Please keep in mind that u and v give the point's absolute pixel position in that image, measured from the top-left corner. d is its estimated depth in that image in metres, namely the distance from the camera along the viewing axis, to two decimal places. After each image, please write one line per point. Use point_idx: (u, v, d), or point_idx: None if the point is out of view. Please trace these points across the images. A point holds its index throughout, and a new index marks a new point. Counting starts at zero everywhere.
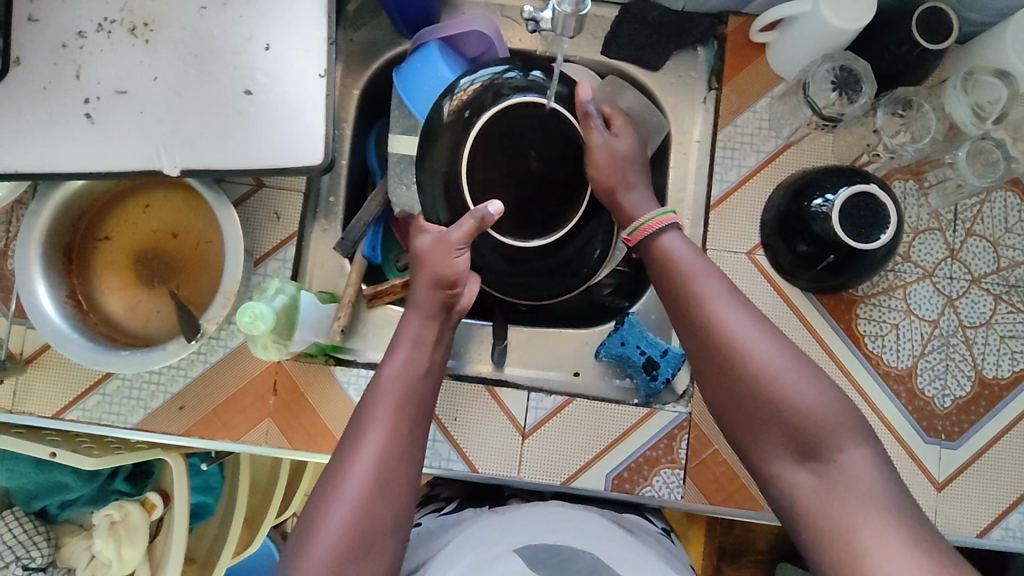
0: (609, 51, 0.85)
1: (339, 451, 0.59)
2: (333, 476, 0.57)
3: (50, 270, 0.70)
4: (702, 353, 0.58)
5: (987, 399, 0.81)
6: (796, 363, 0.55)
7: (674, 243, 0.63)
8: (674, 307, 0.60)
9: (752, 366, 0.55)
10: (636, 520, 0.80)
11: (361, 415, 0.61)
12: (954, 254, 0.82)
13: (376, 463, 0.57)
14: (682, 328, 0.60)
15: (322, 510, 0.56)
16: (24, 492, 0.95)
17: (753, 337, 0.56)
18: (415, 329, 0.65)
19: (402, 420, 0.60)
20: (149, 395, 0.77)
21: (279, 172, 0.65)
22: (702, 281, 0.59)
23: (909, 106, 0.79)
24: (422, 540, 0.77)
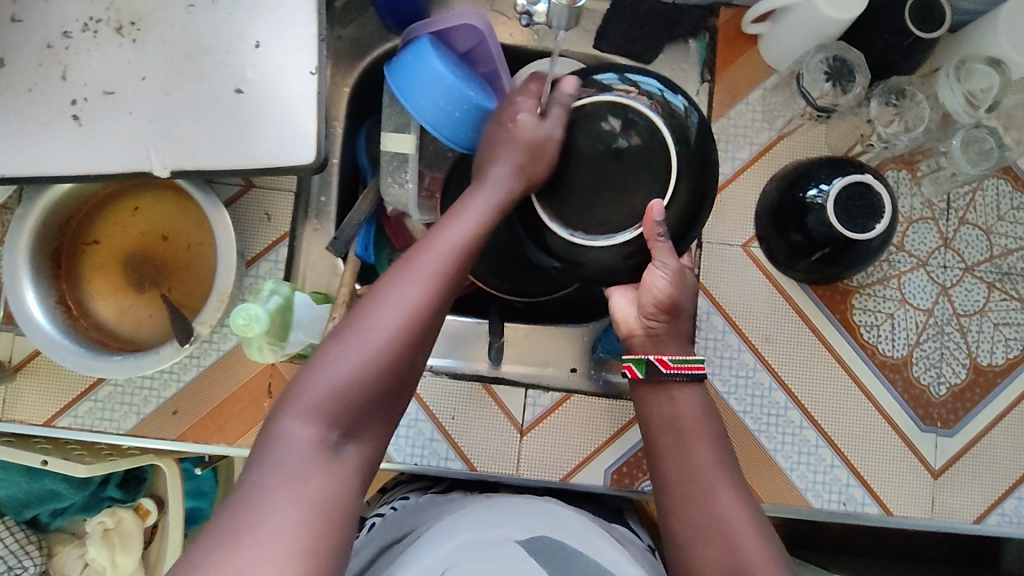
0: (600, 45, 0.84)
1: (372, 293, 0.55)
2: (373, 302, 0.54)
3: (38, 276, 0.69)
4: (694, 527, 0.59)
5: (982, 386, 0.82)
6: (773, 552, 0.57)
7: (693, 397, 0.63)
8: (671, 475, 0.61)
9: (739, 551, 0.57)
10: (624, 533, 0.77)
11: (413, 256, 0.57)
12: (948, 243, 0.83)
13: (422, 314, 0.54)
14: (676, 487, 0.61)
15: (351, 338, 0.53)
16: (15, 501, 0.94)
17: (746, 526, 0.58)
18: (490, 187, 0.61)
19: (455, 277, 0.57)
20: (142, 400, 0.76)
21: (273, 171, 0.64)
22: (707, 458, 0.61)
23: (902, 95, 0.79)
24: (414, 511, 0.76)
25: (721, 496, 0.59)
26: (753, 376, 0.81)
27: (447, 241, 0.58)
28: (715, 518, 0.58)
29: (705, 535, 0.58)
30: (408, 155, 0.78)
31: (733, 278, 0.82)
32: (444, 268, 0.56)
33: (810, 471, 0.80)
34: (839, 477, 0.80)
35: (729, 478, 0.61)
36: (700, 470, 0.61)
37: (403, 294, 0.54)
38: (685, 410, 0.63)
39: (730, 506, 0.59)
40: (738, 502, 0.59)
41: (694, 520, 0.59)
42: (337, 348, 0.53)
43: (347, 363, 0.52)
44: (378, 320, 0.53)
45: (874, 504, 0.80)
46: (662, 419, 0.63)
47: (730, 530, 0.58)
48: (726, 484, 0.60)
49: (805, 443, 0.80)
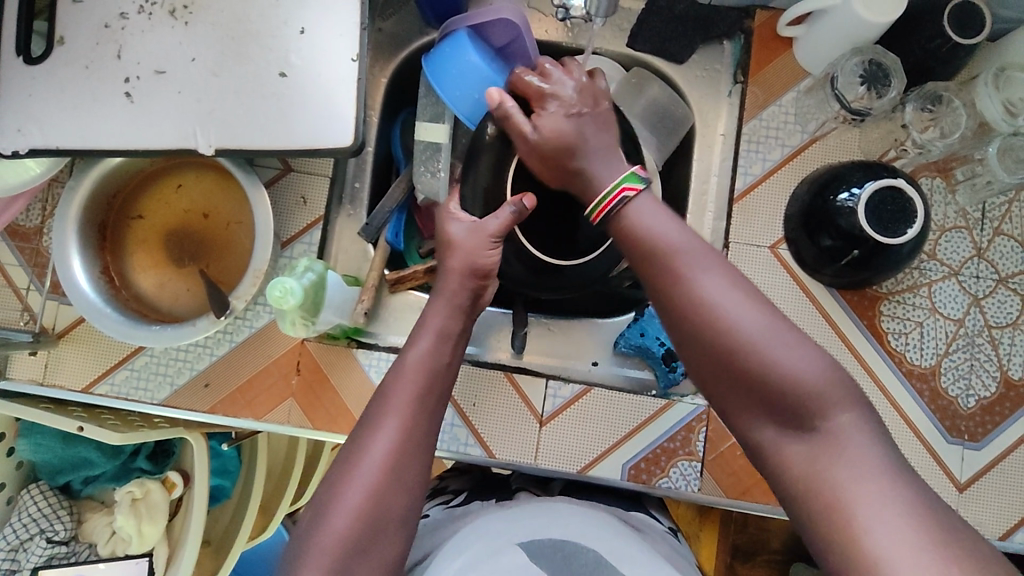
0: (635, 43, 0.85)
1: (352, 441, 0.57)
2: (342, 471, 0.56)
3: (85, 245, 0.72)
4: (676, 326, 0.52)
5: (1013, 401, 0.80)
6: (771, 329, 0.49)
7: (641, 189, 0.55)
8: (639, 263, 0.54)
9: (726, 338, 0.50)
10: (643, 518, 0.79)
11: (379, 399, 0.58)
12: (981, 253, 0.82)
13: (395, 469, 0.55)
14: (649, 278, 0.54)
15: (336, 494, 0.55)
16: (50, 467, 0.97)
17: (731, 307, 0.50)
18: (443, 318, 0.62)
19: (421, 423, 0.58)
20: (176, 371, 0.79)
21: (311, 153, 0.66)
22: (669, 240, 0.53)
23: (938, 101, 0.79)
24: (432, 528, 0.75)
25: (698, 273, 0.51)
26: None
27: (407, 371, 0.59)
28: (691, 313, 0.51)
29: (692, 332, 0.51)
30: (441, 145, 0.80)
31: (760, 279, 0.82)
32: (409, 419, 0.57)
33: None
34: None
35: (700, 256, 0.52)
36: (665, 263, 0.52)
37: (377, 448, 0.56)
38: (636, 207, 0.55)
39: (711, 288, 0.51)
40: (720, 277, 0.51)
41: (675, 314, 0.51)
42: (330, 500, 0.55)
43: (335, 529, 0.54)
44: (356, 476, 0.55)
45: None
46: (622, 224, 0.55)
47: (714, 319, 0.50)
48: (698, 256, 0.52)
49: None
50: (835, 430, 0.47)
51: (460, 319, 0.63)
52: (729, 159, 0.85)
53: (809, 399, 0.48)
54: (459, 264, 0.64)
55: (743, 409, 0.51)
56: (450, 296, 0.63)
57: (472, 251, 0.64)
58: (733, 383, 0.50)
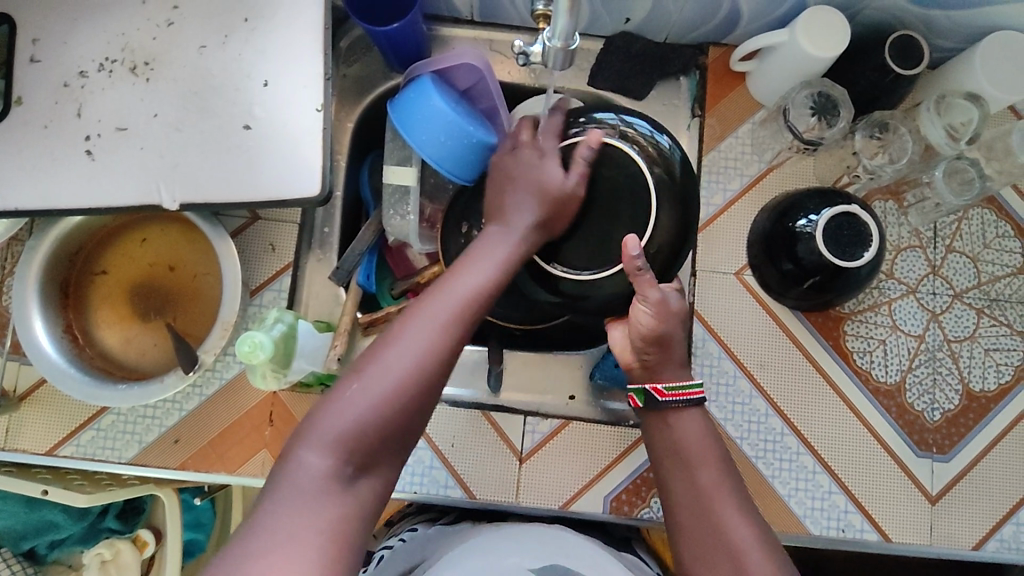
0: (595, 82, 0.88)
1: (394, 325, 0.57)
2: (379, 351, 0.56)
3: (46, 305, 0.71)
4: (709, 553, 0.61)
5: (976, 412, 0.83)
6: (783, 574, 0.59)
7: (693, 424, 0.65)
8: (680, 501, 0.63)
9: (750, 575, 0.59)
10: (634, 560, 0.78)
11: (427, 299, 0.58)
12: (936, 270, 0.85)
13: (436, 355, 0.56)
14: (685, 513, 0.63)
15: (365, 373, 0.55)
16: (12, 533, 0.93)
17: (761, 551, 0.60)
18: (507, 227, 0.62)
19: (462, 333, 0.58)
20: (144, 429, 0.77)
21: (278, 204, 0.66)
22: (713, 485, 0.63)
23: (886, 128, 0.82)
24: (427, 543, 0.76)
25: (729, 518, 0.61)
26: (749, 403, 0.82)
27: (456, 289, 0.59)
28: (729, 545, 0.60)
29: (721, 566, 0.60)
30: (410, 187, 0.81)
31: (726, 305, 0.84)
32: (452, 322, 0.57)
33: (809, 498, 0.80)
34: (838, 503, 0.80)
35: (735, 500, 0.63)
36: (708, 494, 0.62)
37: (415, 338, 0.56)
38: (696, 438, 0.64)
39: (742, 529, 0.61)
40: (746, 522, 0.61)
41: (706, 549, 0.61)
42: (351, 383, 0.55)
43: (354, 408, 0.54)
44: (387, 361, 0.55)
45: (873, 531, 0.80)
46: (664, 449, 0.65)
47: (744, 556, 0.59)
48: (731, 502, 0.62)
49: (802, 470, 0.81)
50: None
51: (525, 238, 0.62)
52: None
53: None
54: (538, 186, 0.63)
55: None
56: (510, 222, 0.63)
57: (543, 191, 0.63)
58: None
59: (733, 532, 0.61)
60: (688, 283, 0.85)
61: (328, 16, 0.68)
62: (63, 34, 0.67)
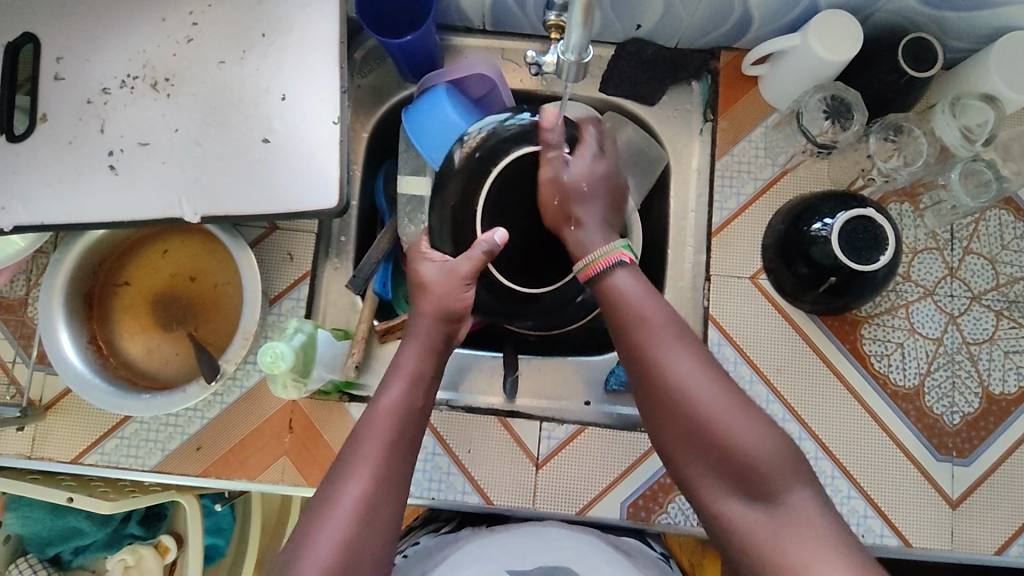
0: (607, 88, 0.88)
1: (320, 493, 0.57)
2: (313, 521, 0.55)
3: (71, 317, 0.72)
4: (655, 397, 0.59)
5: (996, 415, 0.82)
6: (739, 410, 0.57)
7: (624, 281, 0.64)
8: (626, 354, 0.62)
9: (702, 408, 0.57)
10: (635, 545, 0.78)
11: (349, 449, 0.58)
12: (953, 273, 0.84)
13: (368, 513, 0.55)
14: (632, 365, 0.61)
15: (312, 533, 0.55)
16: (38, 539, 0.95)
17: (704, 382, 0.58)
18: (417, 361, 0.64)
19: (396, 471, 0.58)
20: (167, 437, 0.78)
21: (296, 216, 0.67)
22: (654, 328, 0.60)
23: (900, 131, 0.82)
24: (423, 554, 0.75)
25: (674, 359, 0.59)
26: (765, 408, 0.82)
27: (374, 440, 0.59)
28: (670, 382, 0.58)
29: (673, 407, 0.58)
30: (424, 197, 0.81)
31: (741, 309, 0.84)
32: (383, 466, 0.57)
33: None
34: (857, 508, 0.80)
35: (678, 340, 0.60)
36: (647, 343, 0.60)
37: (350, 495, 0.56)
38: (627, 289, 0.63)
39: (684, 366, 0.59)
40: (693, 361, 0.59)
41: (655, 391, 0.59)
42: (293, 562, 0.54)
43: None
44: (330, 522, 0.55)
45: (893, 536, 0.79)
46: (609, 304, 0.63)
47: (688, 394, 0.58)
48: (676, 342, 0.60)
49: (821, 474, 0.80)
50: (789, 505, 0.54)
51: (432, 344, 0.65)
52: (704, 194, 0.88)
53: (770, 474, 0.55)
54: (433, 308, 0.66)
55: (705, 476, 0.57)
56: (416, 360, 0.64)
57: (445, 296, 0.66)
58: (701, 449, 0.57)
59: (680, 375, 0.58)
60: (703, 289, 0.86)
61: (345, 30, 0.69)
62: (86, 52, 0.68)
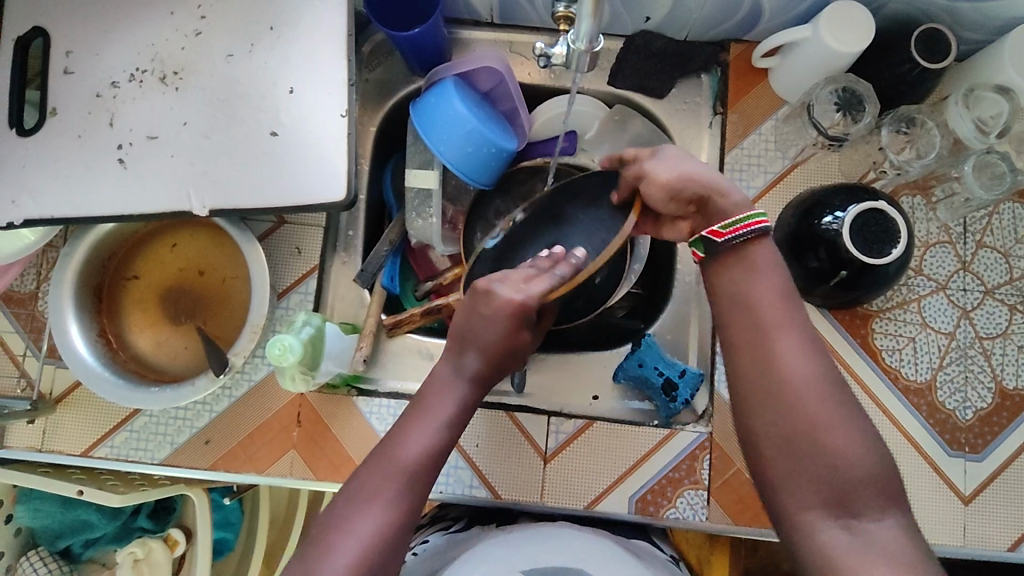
0: (616, 81, 0.88)
1: (339, 508, 0.56)
2: (328, 537, 0.54)
3: (82, 311, 0.72)
4: (758, 387, 0.54)
5: (1009, 410, 0.81)
6: (841, 420, 0.53)
7: (765, 251, 0.58)
8: (735, 332, 0.57)
9: (805, 410, 0.53)
10: (645, 546, 0.78)
11: (358, 492, 0.56)
12: (967, 267, 0.83)
13: (383, 541, 0.54)
14: (739, 349, 0.56)
15: (319, 560, 0.53)
16: (48, 532, 0.96)
17: (816, 387, 0.53)
18: (450, 395, 0.61)
19: (401, 526, 0.55)
20: (176, 430, 0.79)
21: (304, 209, 0.67)
22: (775, 315, 0.56)
23: (913, 123, 0.81)
24: (434, 553, 0.75)
25: (786, 353, 0.54)
26: None
27: (402, 464, 0.57)
28: (779, 378, 0.54)
29: (773, 403, 0.54)
30: (432, 190, 0.81)
31: None
32: (390, 518, 0.55)
33: None
34: None
35: (797, 333, 0.55)
36: (769, 327, 0.55)
37: (348, 543, 0.53)
38: (752, 269, 0.58)
39: (800, 364, 0.54)
40: (806, 359, 0.54)
41: (756, 383, 0.55)
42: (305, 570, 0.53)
43: None
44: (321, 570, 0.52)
45: None
46: (731, 278, 0.58)
47: (795, 390, 0.53)
48: (793, 333, 0.55)
49: None
50: (880, 529, 0.50)
51: (465, 398, 0.61)
52: None
53: (864, 494, 0.51)
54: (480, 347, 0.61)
55: (795, 483, 0.52)
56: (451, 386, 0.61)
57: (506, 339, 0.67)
58: (799, 453, 0.52)
59: (792, 368, 0.54)
60: None
61: (352, 23, 0.69)
62: (95, 46, 0.68)
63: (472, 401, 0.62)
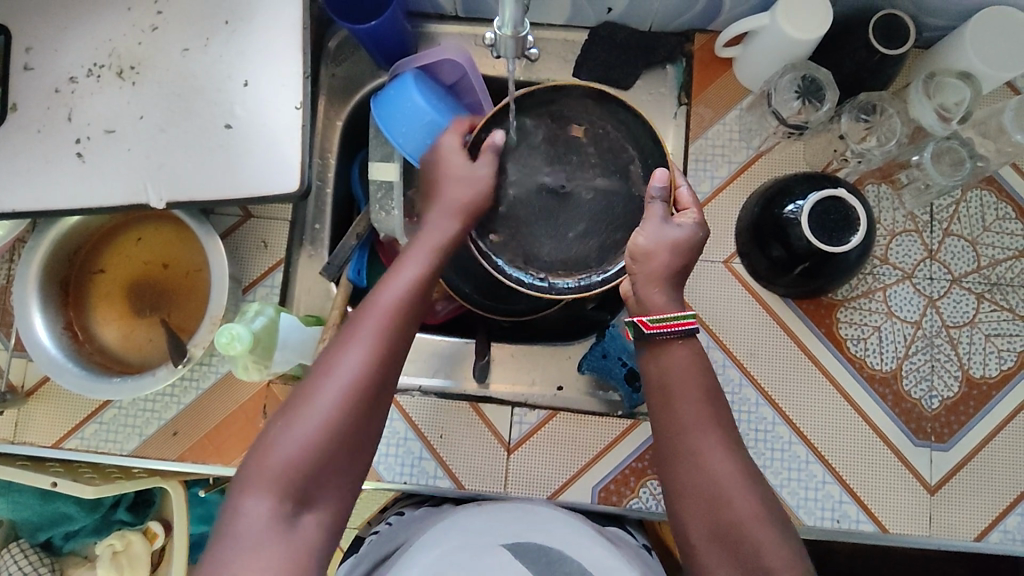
0: (580, 73, 0.88)
1: (319, 362, 0.59)
2: (311, 384, 0.57)
3: (46, 303, 0.74)
4: (687, 486, 0.59)
5: (977, 399, 0.81)
6: (763, 513, 0.57)
7: (684, 351, 0.62)
8: (665, 429, 0.61)
9: (730, 508, 0.57)
10: (617, 532, 0.76)
11: (345, 340, 0.59)
12: (933, 255, 0.83)
13: (365, 383, 0.57)
14: (669, 449, 0.61)
15: (302, 408, 0.57)
16: (29, 524, 0.98)
17: (742, 486, 0.58)
18: (424, 255, 0.64)
19: (394, 348, 0.59)
20: (144, 422, 0.80)
21: (260, 200, 0.68)
22: (698, 416, 0.60)
23: (873, 111, 0.80)
24: (404, 525, 0.75)
25: (711, 453, 0.59)
26: (738, 391, 0.81)
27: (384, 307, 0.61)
28: (709, 480, 0.58)
29: (701, 499, 0.58)
30: (393, 182, 0.82)
31: (716, 293, 0.83)
32: (382, 341, 0.59)
33: (801, 488, 0.79)
34: (832, 493, 0.79)
35: (720, 431, 0.60)
36: (689, 426, 0.60)
37: (340, 380, 0.57)
38: (678, 368, 0.61)
39: (722, 461, 0.59)
40: (730, 458, 0.59)
41: (683, 484, 0.59)
42: (290, 420, 0.56)
43: (302, 433, 0.56)
44: (322, 389, 0.57)
45: (870, 522, 0.78)
46: (660, 379, 0.62)
47: (721, 489, 0.58)
48: (716, 437, 0.59)
49: (794, 458, 0.79)
50: None
51: (437, 261, 0.64)
52: None
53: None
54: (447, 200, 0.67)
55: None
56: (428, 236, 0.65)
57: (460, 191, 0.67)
58: (721, 543, 0.57)
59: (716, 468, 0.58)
60: None
61: (306, 16, 0.70)
62: (54, 42, 0.70)
63: (458, 236, 0.66)
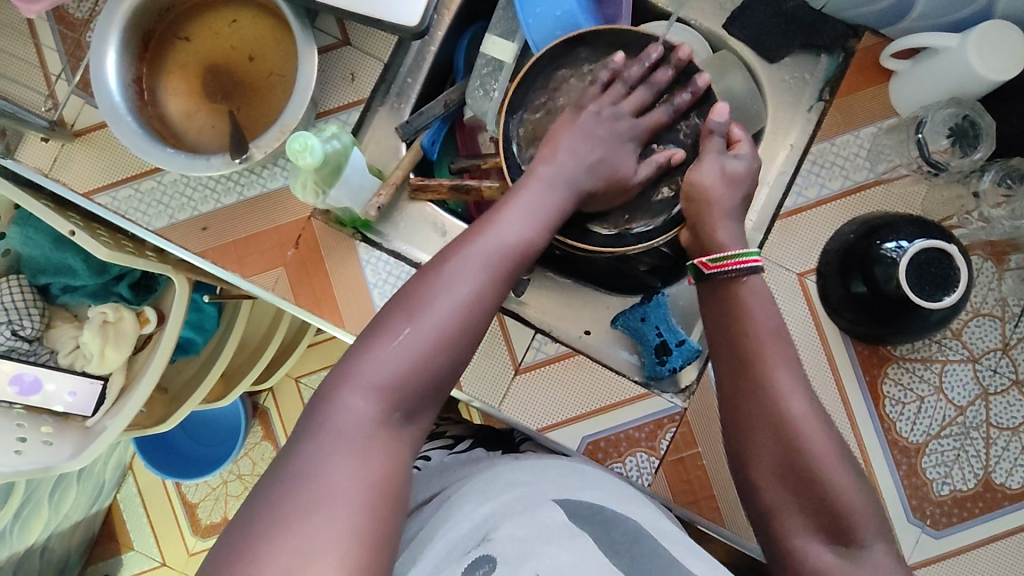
0: (731, 27, 0.82)
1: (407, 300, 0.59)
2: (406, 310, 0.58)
3: (125, 47, 0.71)
4: (755, 416, 0.61)
5: (986, 503, 0.77)
6: (835, 451, 0.60)
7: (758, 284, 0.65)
8: (740, 360, 0.63)
9: (804, 444, 0.59)
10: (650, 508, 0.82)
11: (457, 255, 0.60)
12: (1007, 349, 0.78)
13: (468, 305, 0.58)
14: (740, 386, 0.63)
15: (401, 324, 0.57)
16: (35, 264, 0.98)
17: (813, 422, 0.60)
18: (539, 199, 0.65)
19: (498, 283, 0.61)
20: (178, 207, 0.78)
21: (374, 21, 0.64)
22: (774, 351, 0.62)
23: (1021, 180, 0.74)
24: (442, 471, 0.80)
25: (787, 391, 0.61)
26: None
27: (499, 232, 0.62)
28: (784, 415, 0.60)
29: (776, 435, 0.60)
30: (505, 64, 0.79)
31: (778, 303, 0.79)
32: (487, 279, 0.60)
33: None
34: None
35: (792, 370, 0.62)
36: (764, 359, 0.62)
37: (451, 292, 0.58)
38: (752, 303, 0.64)
39: (797, 400, 0.61)
40: (804, 397, 0.61)
41: (752, 418, 0.62)
42: (385, 338, 0.57)
43: (397, 356, 0.56)
44: (424, 313, 0.57)
45: None
46: (734, 307, 0.64)
47: (795, 423, 0.60)
48: (792, 378, 0.61)
49: None
50: (868, 552, 0.58)
51: (557, 201, 0.66)
52: (788, 172, 0.82)
53: (858, 522, 0.58)
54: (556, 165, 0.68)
55: (793, 512, 0.60)
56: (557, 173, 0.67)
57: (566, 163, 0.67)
58: (794, 485, 0.60)
59: (789, 404, 0.61)
60: None
61: None
62: None
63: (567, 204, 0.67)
